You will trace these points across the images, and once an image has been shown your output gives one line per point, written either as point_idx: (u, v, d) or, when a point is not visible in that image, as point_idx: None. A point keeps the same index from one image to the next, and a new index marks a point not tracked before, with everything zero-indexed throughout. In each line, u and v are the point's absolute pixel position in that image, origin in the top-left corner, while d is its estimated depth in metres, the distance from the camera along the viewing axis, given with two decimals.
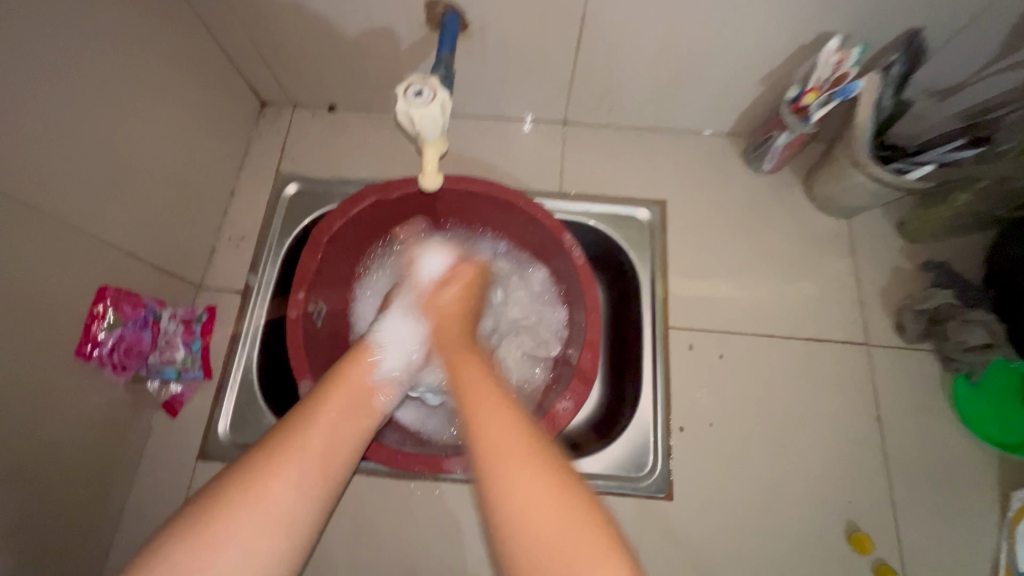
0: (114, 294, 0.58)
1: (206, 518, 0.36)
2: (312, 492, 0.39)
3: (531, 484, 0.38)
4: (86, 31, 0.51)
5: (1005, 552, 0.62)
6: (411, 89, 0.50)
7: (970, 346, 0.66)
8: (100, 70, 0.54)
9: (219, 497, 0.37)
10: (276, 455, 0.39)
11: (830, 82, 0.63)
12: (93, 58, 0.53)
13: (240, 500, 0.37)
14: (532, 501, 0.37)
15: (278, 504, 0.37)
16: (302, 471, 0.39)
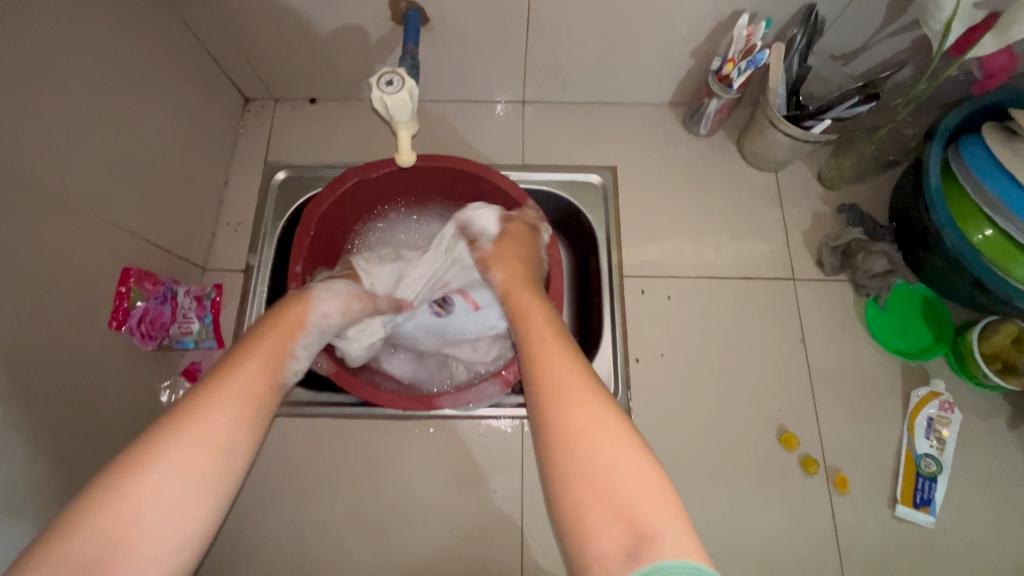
0: (136, 274, 0.67)
1: (183, 419, 0.42)
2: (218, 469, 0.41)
3: (584, 409, 0.43)
4: (89, 45, 0.59)
5: (906, 439, 0.75)
6: (383, 79, 0.59)
7: (875, 273, 0.79)
8: (103, 78, 0.61)
9: (198, 399, 0.43)
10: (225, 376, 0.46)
11: (742, 52, 0.74)
12: (97, 69, 0.60)
13: (215, 404, 0.43)
14: (587, 420, 0.42)
15: (240, 412, 0.44)
16: (205, 449, 0.41)
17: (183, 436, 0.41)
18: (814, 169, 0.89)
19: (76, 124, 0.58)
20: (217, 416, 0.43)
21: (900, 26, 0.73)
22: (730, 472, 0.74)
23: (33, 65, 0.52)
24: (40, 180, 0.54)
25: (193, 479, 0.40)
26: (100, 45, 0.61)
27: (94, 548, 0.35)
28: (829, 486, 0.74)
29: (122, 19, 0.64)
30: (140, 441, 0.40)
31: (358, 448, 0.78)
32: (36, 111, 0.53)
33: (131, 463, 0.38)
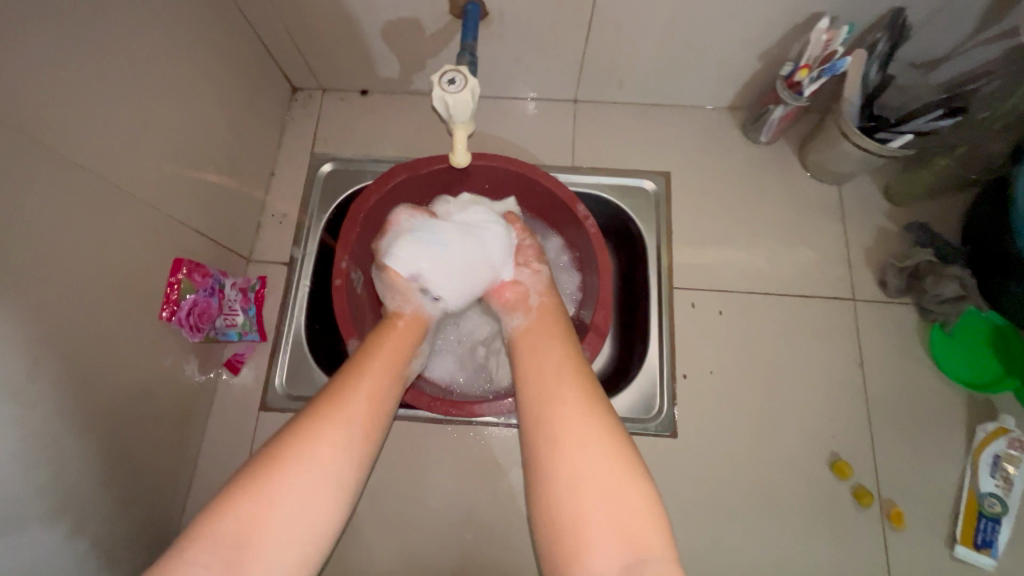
0: (187, 264, 0.67)
1: (311, 435, 0.45)
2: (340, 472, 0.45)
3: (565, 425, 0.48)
4: (149, 33, 0.58)
5: (968, 476, 0.71)
6: (445, 77, 0.57)
7: (944, 298, 0.74)
8: (162, 66, 0.61)
9: (318, 420, 0.47)
10: (347, 401, 0.49)
11: (819, 60, 0.69)
12: (155, 57, 0.60)
13: (339, 421, 0.47)
14: (564, 424, 0.48)
15: (353, 441, 0.47)
16: (335, 454, 0.45)
17: (306, 457, 0.44)
18: (881, 183, 0.84)
19: (134, 113, 0.57)
20: (337, 436, 0.46)
21: (996, 33, 0.67)
22: (779, 499, 0.72)
23: (94, 51, 0.51)
24: (97, 169, 0.53)
25: (314, 502, 0.43)
26: (161, 33, 0.60)
27: (227, 542, 0.40)
28: (883, 520, 0.70)
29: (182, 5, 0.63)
30: (279, 448, 0.44)
31: (395, 450, 0.77)
32: (95, 98, 0.52)
33: (266, 478, 0.43)
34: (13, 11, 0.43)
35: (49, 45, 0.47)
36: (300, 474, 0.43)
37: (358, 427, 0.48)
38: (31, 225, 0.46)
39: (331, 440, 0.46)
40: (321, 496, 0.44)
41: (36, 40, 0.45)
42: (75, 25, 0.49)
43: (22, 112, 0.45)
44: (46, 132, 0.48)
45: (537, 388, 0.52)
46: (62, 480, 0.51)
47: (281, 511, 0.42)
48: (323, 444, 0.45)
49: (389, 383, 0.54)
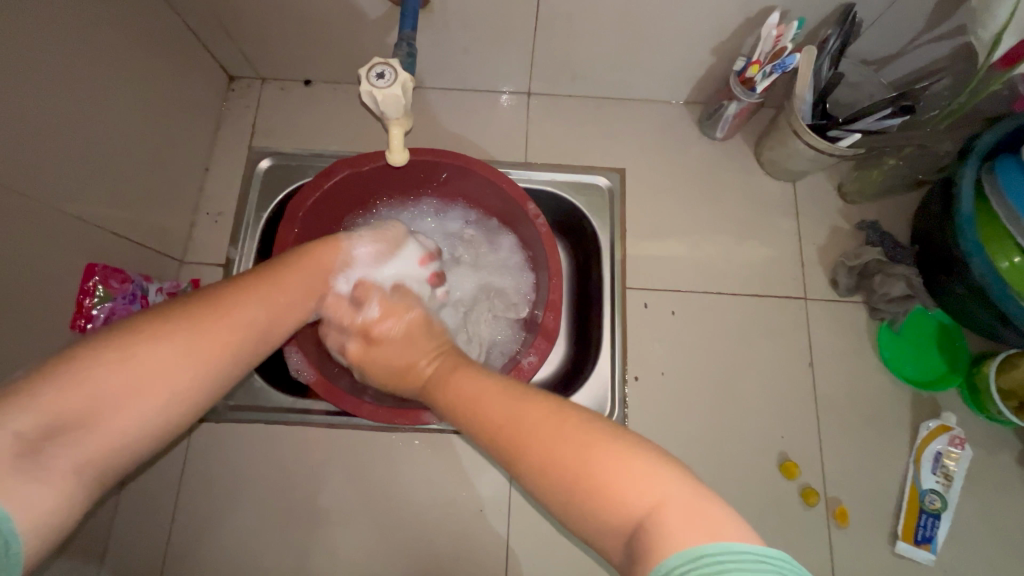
0: (102, 270, 0.62)
1: (184, 326, 0.42)
2: (219, 368, 0.43)
3: (500, 423, 0.41)
4: (62, 23, 0.53)
5: (911, 474, 0.72)
6: (374, 70, 0.53)
7: (892, 297, 0.74)
8: (77, 57, 0.56)
9: (194, 313, 0.43)
10: (231, 305, 0.45)
11: (770, 55, 0.67)
12: (70, 49, 0.54)
13: (233, 317, 0.45)
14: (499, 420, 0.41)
15: (227, 344, 0.44)
16: (224, 342, 0.44)
17: (195, 342, 0.42)
18: (835, 181, 0.84)
19: (45, 112, 0.52)
20: (213, 335, 0.43)
21: (945, 31, 0.67)
22: (728, 502, 0.71)
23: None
24: (6, 177, 0.48)
25: (191, 376, 0.41)
26: (75, 22, 0.55)
27: (60, 417, 0.35)
28: (829, 519, 0.71)
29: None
30: (166, 318, 0.41)
31: (336, 461, 0.73)
32: (5, 100, 0.47)
33: (145, 342, 0.39)
34: None
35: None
36: (179, 352, 0.40)
37: (236, 333, 0.45)
38: None
39: (204, 338, 0.42)
40: (179, 387, 0.40)
41: None
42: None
43: None
44: None
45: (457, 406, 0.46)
46: None
47: (135, 391, 0.38)
48: (200, 336, 0.42)
49: (290, 307, 0.52)
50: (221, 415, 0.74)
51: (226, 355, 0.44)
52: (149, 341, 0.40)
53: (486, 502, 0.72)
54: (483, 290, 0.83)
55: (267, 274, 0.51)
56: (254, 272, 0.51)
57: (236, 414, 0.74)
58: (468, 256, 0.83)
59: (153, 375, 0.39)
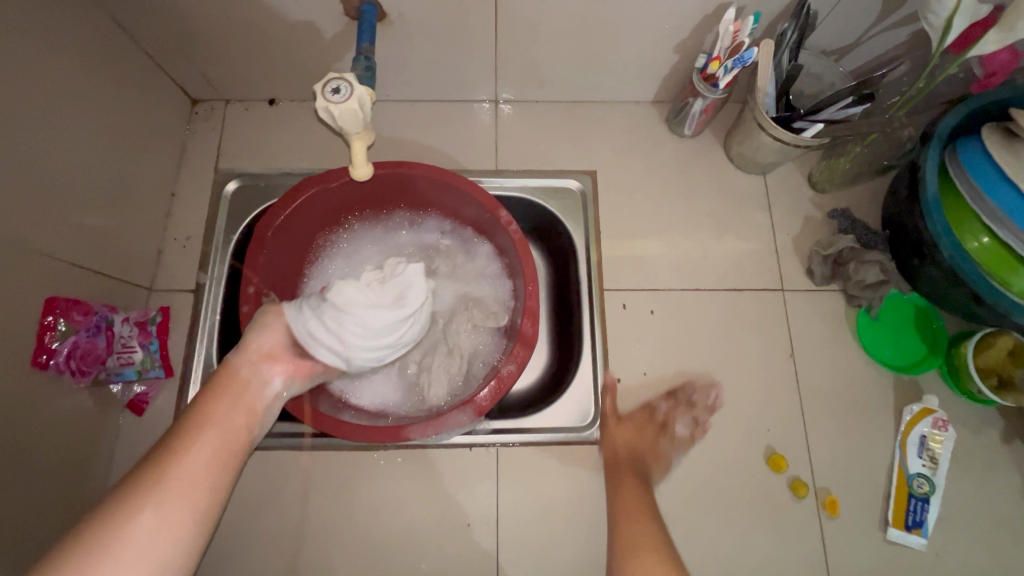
0: (62, 304, 0.59)
1: (113, 522, 0.40)
2: (169, 535, 0.42)
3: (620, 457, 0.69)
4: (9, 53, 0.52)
5: (898, 458, 0.72)
6: (329, 86, 0.53)
7: (867, 283, 0.75)
8: (30, 89, 0.54)
9: (128, 498, 0.42)
10: (165, 471, 0.44)
11: (728, 50, 0.68)
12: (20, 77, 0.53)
13: (166, 484, 0.43)
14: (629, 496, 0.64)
15: (173, 511, 0.42)
16: (162, 512, 0.42)
17: (128, 530, 0.40)
18: (805, 171, 0.84)
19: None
20: (151, 513, 0.42)
21: (899, 18, 0.67)
22: (718, 499, 0.71)
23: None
24: None
25: (141, 561, 0.40)
26: (25, 53, 0.54)
27: None
28: (819, 510, 0.71)
29: (46, 17, 0.56)
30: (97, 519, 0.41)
31: (319, 484, 0.72)
32: None
33: (78, 555, 0.39)
34: None
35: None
36: (116, 549, 0.40)
37: (176, 496, 0.43)
38: None
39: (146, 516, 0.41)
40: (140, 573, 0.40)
41: None
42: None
43: None
44: None
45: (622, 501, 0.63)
46: None
47: None
48: (134, 519, 0.41)
49: (232, 434, 0.50)
50: None
51: (168, 526, 0.42)
52: (84, 553, 0.39)
53: (474, 516, 0.71)
54: (461, 301, 0.81)
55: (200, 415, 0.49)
56: (182, 418, 0.49)
57: None
58: (443, 267, 0.82)
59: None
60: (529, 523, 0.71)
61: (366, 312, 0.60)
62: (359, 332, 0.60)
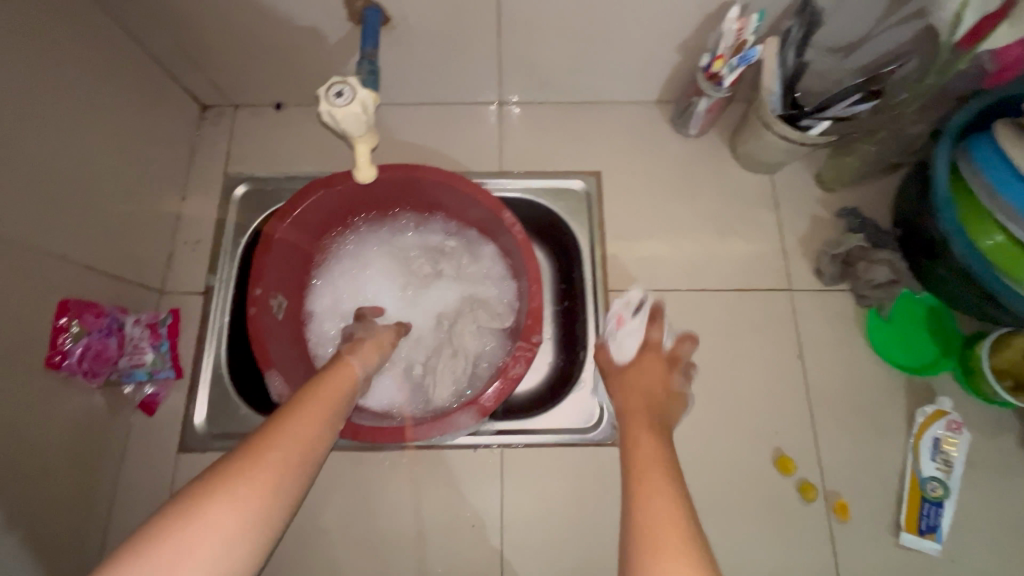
0: (75, 306, 0.61)
1: (241, 461, 0.38)
2: (288, 491, 0.38)
3: (650, 487, 0.43)
4: (24, 63, 0.53)
5: (910, 461, 0.71)
6: (331, 90, 0.53)
7: (877, 283, 0.74)
8: (44, 99, 0.56)
9: (240, 458, 0.38)
10: (288, 421, 0.42)
11: (733, 48, 0.68)
12: (28, 84, 0.54)
13: (292, 434, 0.41)
14: (659, 519, 0.40)
15: (289, 473, 0.39)
16: (285, 465, 0.39)
17: (258, 470, 0.37)
18: (812, 170, 0.83)
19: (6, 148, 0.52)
20: (239, 501, 0.36)
21: (905, 14, 0.67)
22: (725, 503, 0.70)
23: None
24: None
25: (267, 513, 0.36)
26: (39, 64, 0.55)
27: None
28: (830, 514, 0.69)
29: (55, 24, 0.57)
30: (235, 455, 0.38)
31: (324, 485, 0.72)
32: None
33: (217, 485, 0.36)
34: None
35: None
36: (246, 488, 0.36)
37: (303, 454, 0.40)
38: None
39: (228, 511, 0.35)
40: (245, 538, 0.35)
41: None
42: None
43: None
44: None
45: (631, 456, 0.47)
46: None
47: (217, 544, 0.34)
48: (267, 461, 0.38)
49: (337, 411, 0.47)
50: (207, 444, 0.71)
51: (286, 484, 0.38)
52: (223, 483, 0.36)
53: (479, 517, 0.71)
54: (466, 302, 0.82)
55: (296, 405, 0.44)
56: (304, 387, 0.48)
57: (214, 444, 0.71)
58: (448, 267, 0.82)
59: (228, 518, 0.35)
60: (534, 523, 0.71)
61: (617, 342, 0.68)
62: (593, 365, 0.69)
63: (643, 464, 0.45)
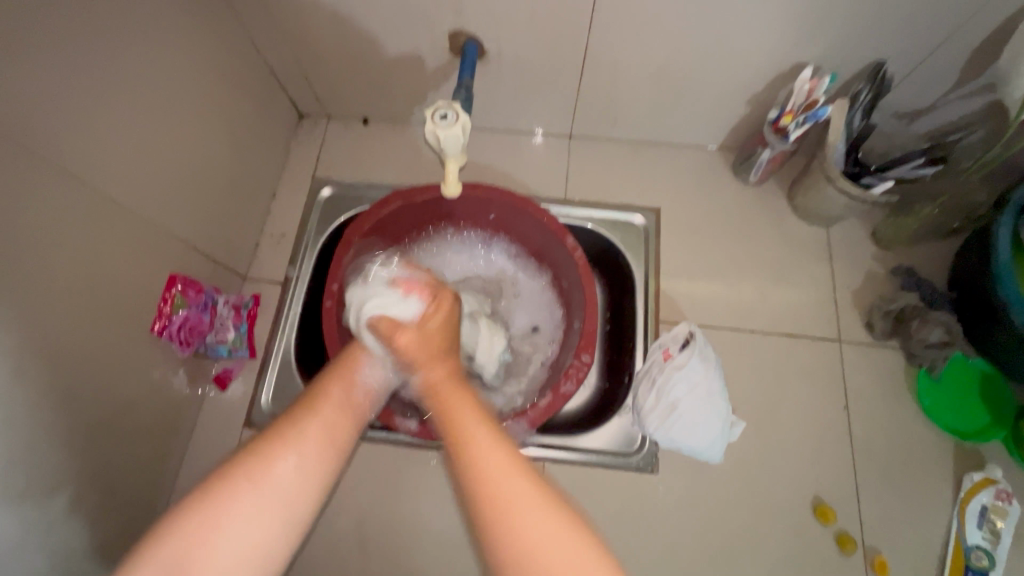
0: (182, 280, 0.68)
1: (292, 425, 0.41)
2: (337, 449, 0.42)
3: (536, 521, 0.36)
4: (167, 65, 0.62)
5: (954, 527, 0.70)
6: (438, 112, 0.60)
7: (930, 343, 0.74)
8: (178, 97, 0.65)
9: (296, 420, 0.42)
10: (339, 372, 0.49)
11: (802, 107, 0.72)
12: (168, 80, 0.62)
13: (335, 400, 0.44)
14: (514, 511, 0.37)
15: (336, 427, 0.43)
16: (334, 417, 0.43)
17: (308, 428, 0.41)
18: (868, 228, 0.85)
19: (143, 133, 0.60)
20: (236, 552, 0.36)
21: (974, 88, 0.70)
22: (758, 545, 0.70)
23: (105, 71, 0.53)
24: (112, 191, 0.57)
25: (315, 469, 0.40)
26: (180, 67, 0.64)
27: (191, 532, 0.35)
28: (868, 570, 0.69)
29: (195, 33, 0.66)
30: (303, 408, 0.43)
31: (370, 476, 0.75)
32: (115, 128, 0.56)
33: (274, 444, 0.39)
34: (56, 54, 0.48)
35: (57, 57, 0.48)
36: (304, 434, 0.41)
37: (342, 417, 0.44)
38: (49, 242, 0.49)
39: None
40: (304, 491, 0.39)
41: (66, 76, 0.49)
42: (86, 41, 0.51)
43: (51, 144, 0.49)
44: (74, 160, 0.52)
45: (466, 459, 0.39)
46: (32, 493, 0.51)
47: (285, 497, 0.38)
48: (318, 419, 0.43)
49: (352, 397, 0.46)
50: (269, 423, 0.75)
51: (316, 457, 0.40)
52: (296, 430, 0.41)
53: None
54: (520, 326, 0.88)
55: (297, 434, 0.41)
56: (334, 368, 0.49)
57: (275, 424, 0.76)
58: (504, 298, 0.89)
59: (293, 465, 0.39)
60: None
61: (672, 378, 0.70)
62: (653, 402, 0.70)
63: (488, 474, 0.38)
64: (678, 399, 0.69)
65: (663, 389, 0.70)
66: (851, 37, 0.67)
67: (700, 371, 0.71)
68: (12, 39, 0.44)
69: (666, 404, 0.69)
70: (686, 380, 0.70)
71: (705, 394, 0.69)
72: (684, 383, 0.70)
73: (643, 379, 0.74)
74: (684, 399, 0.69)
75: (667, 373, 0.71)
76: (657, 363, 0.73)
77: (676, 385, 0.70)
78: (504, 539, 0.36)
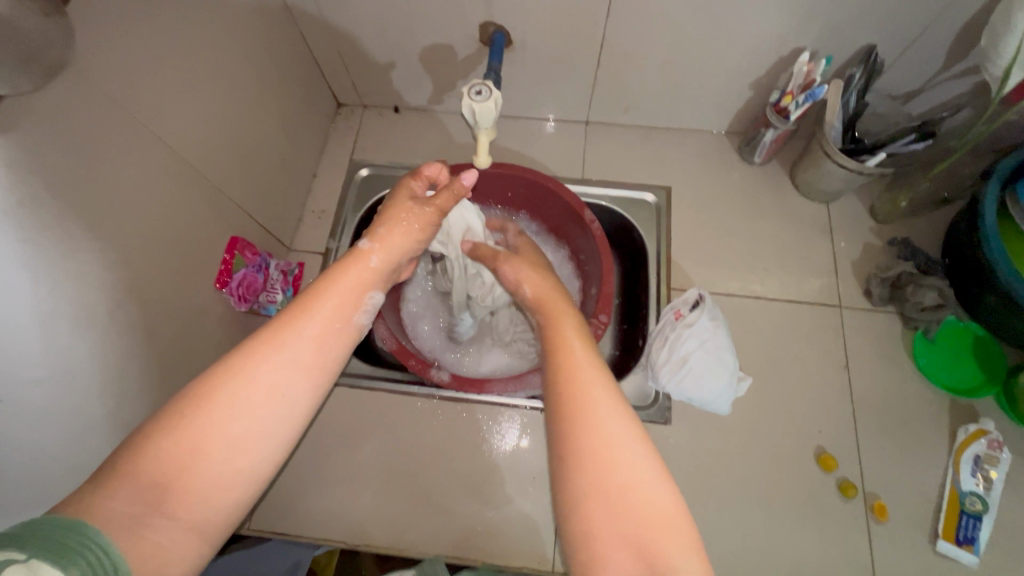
0: (241, 243, 0.76)
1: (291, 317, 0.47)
2: (336, 341, 0.48)
3: (616, 434, 0.44)
4: (234, 51, 0.70)
5: (950, 475, 0.75)
6: (473, 89, 0.67)
7: (924, 306, 0.79)
8: (242, 80, 0.73)
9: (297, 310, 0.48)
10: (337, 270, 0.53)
11: (801, 87, 0.78)
12: (234, 64, 0.71)
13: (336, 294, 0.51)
14: (610, 438, 0.44)
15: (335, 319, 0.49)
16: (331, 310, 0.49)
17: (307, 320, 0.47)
18: (866, 204, 0.91)
19: (214, 110, 0.68)
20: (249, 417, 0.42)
21: (960, 70, 0.76)
22: (764, 490, 0.76)
23: (189, 53, 0.61)
24: (191, 159, 0.65)
25: (318, 358, 0.46)
26: (244, 54, 0.72)
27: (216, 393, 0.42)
28: (868, 514, 0.74)
29: (256, 25, 0.75)
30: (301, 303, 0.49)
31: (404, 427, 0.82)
32: (196, 104, 0.64)
33: (281, 327, 0.46)
34: (153, 36, 0.56)
35: (157, 39, 0.57)
36: (304, 325, 0.47)
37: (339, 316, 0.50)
38: (142, 196, 0.57)
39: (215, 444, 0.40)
40: (306, 373, 0.45)
41: (161, 55, 0.57)
42: (177, 26, 0.59)
43: (149, 112, 0.57)
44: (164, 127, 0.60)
45: (571, 379, 0.48)
46: (121, 416, 0.58)
47: (287, 379, 0.44)
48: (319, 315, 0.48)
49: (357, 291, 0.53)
50: None
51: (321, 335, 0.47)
52: (294, 320, 0.47)
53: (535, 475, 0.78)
54: None
55: (302, 317, 0.47)
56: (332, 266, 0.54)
57: None
58: None
59: (296, 349, 0.45)
60: None
61: (682, 336, 0.76)
62: (663, 357, 0.76)
63: (591, 392, 0.46)
64: (688, 354, 0.75)
65: (673, 344, 0.76)
66: (845, 24, 0.74)
67: (708, 330, 0.77)
68: (124, 20, 0.52)
69: (676, 358, 0.75)
70: (695, 337, 0.76)
71: (712, 350, 0.75)
72: (694, 340, 0.76)
73: (654, 338, 0.80)
74: (694, 355, 0.75)
75: (677, 331, 0.77)
76: (669, 322, 0.79)
77: (685, 342, 0.76)
78: (588, 447, 0.43)
